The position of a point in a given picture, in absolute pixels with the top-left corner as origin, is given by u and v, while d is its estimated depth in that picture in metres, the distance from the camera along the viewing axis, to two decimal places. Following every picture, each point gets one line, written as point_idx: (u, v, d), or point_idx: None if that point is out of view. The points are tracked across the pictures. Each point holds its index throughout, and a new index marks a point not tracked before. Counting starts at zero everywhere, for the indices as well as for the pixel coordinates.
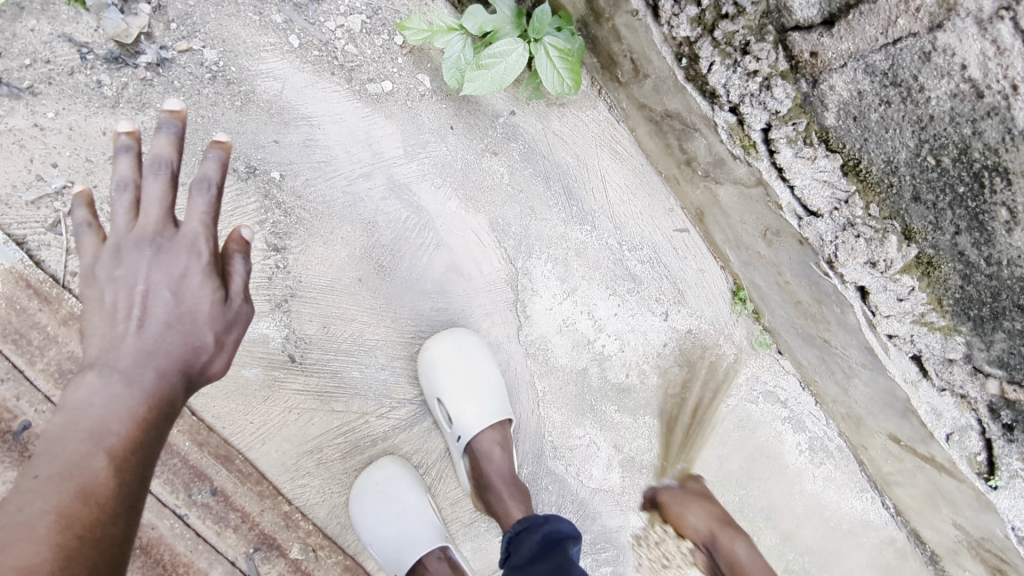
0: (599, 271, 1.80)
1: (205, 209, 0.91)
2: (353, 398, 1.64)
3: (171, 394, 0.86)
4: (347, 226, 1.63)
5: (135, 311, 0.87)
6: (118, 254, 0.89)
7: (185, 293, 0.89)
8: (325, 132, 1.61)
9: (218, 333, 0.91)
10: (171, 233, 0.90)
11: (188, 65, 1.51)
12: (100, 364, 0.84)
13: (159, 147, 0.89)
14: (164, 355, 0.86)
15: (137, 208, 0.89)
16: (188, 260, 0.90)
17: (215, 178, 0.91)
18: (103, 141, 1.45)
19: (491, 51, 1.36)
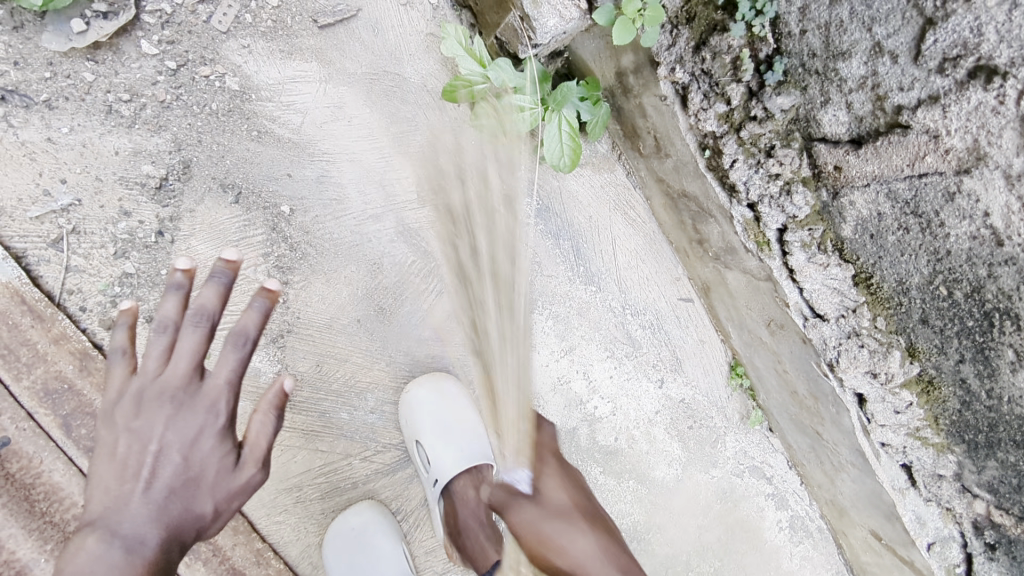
0: (599, 332, 1.79)
1: (233, 365, 0.91)
2: (339, 438, 1.63)
3: (164, 567, 0.83)
4: (351, 267, 1.62)
5: (145, 472, 0.85)
6: (139, 401, 0.88)
7: (196, 458, 0.88)
8: (340, 170, 1.59)
9: (220, 498, 0.89)
10: (196, 390, 0.89)
11: (208, 91, 1.49)
12: (102, 527, 0.82)
13: (206, 299, 0.90)
14: (165, 523, 0.84)
15: (170, 356, 0.90)
16: (204, 421, 0.89)
17: (253, 334, 0.91)
18: (116, 162, 1.44)
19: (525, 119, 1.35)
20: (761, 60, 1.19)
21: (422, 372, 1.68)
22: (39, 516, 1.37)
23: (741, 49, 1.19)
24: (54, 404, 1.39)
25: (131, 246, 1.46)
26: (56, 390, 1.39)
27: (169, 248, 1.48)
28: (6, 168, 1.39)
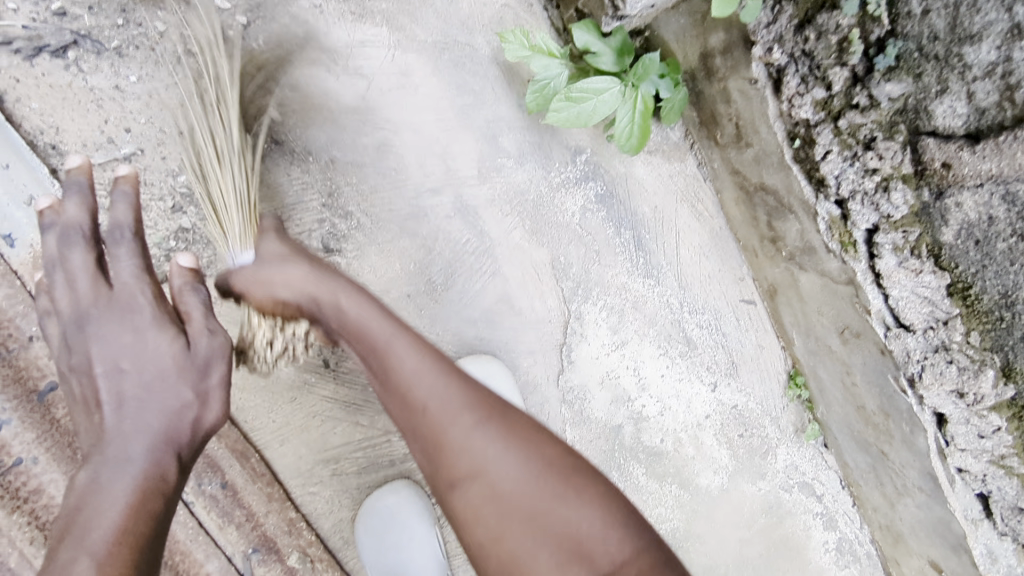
0: (654, 328, 1.71)
1: (130, 261, 1.07)
2: (381, 414, 1.60)
3: (161, 458, 0.98)
4: (404, 240, 1.57)
5: (103, 398, 1.01)
6: (71, 339, 1.04)
7: (147, 360, 1.03)
8: (402, 140, 1.55)
9: (190, 384, 1.04)
10: (106, 297, 1.04)
11: (277, 49, 1.46)
12: (91, 460, 0.96)
13: (70, 212, 1.06)
14: (147, 426, 0.99)
15: (69, 280, 1.04)
16: (129, 322, 1.04)
17: (125, 221, 1.06)
18: (181, 114, 1.41)
19: (589, 82, 1.27)
20: (872, 43, 1.11)
21: (467, 355, 1.64)
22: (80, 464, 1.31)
23: (851, 29, 1.11)
24: None
25: (188, 202, 1.43)
26: None
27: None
28: (71, 113, 1.36)
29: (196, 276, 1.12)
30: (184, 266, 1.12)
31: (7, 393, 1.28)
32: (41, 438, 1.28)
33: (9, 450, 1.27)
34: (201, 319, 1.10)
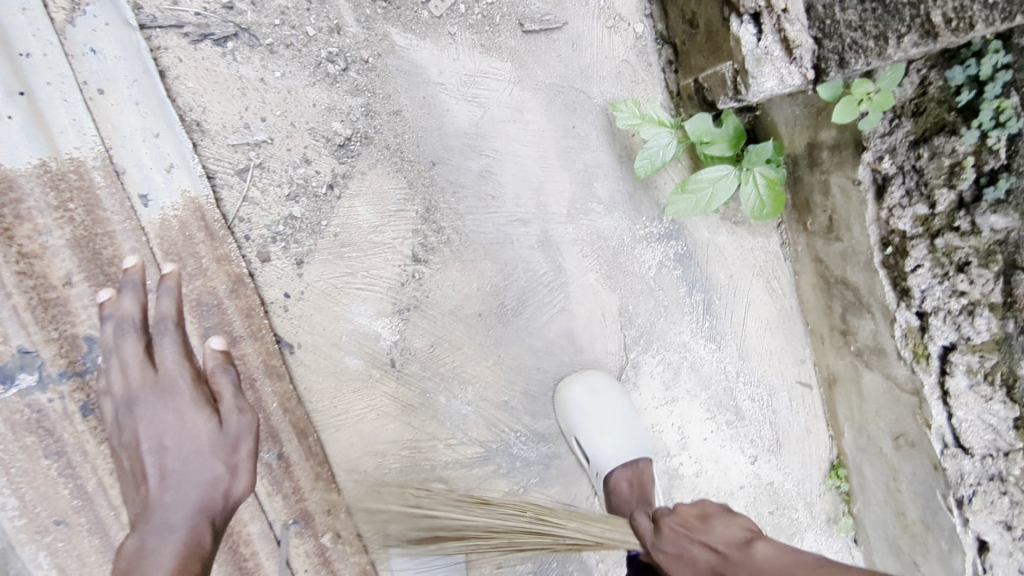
0: (706, 391, 1.75)
1: (171, 347, 1.12)
2: (431, 420, 1.68)
3: (198, 534, 1.00)
4: (486, 263, 1.66)
5: (150, 472, 1.04)
6: (120, 420, 1.09)
7: (184, 435, 1.06)
8: (503, 170, 1.64)
9: (223, 457, 1.07)
10: (152, 381, 1.09)
11: (408, 67, 1.57)
12: (137, 527, 1.00)
13: (126, 306, 1.13)
14: (186, 503, 1.02)
15: (123, 366, 1.10)
16: (172, 403, 1.08)
17: (170, 314, 1.14)
18: (312, 113, 1.54)
19: (702, 174, 1.36)
20: (984, 173, 1.13)
21: (570, 371, 1.73)
22: None
23: (966, 156, 1.14)
24: (202, 316, 1.44)
25: (302, 192, 1.55)
26: (207, 304, 1.44)
27: (334, 202, 1.57)
28: (219, 95, 1.49)
29: (226, 357, 1.19)
30: (218, 349, 1.19)
31: None
32: None
33: None
34: (231, 398, 1.13)
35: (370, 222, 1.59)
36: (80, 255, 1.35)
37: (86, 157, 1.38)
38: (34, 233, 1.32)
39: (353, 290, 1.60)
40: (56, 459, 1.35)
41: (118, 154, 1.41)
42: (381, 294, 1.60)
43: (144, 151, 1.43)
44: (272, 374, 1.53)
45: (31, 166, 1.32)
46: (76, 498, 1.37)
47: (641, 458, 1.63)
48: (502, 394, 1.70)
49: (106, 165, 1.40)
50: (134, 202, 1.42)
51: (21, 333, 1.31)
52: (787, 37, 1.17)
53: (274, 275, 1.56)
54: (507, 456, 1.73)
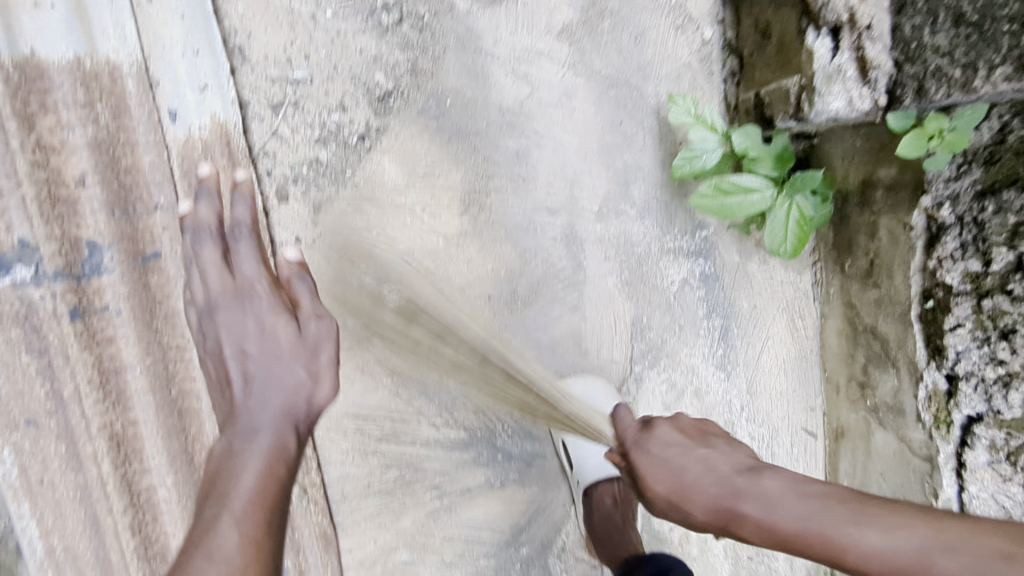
0: (707, 420, 1.69)
1: (249, 257, 1.28)
2: (419, 395, 1.63)
3: (281, 435, 1.14)
4: (505, 246, 1.60)
5: (234, 376, 1.19)
6: (202, 326, 1.25)
7: (265, 339, 1.21)
8: (541, 154, 1.58)
9: (304, 363, 1.21)
10: (232, 288, 1.24)
11: (462, 31, 1.52)
12: (226, 430, 1.14)
13: (202, 214, 1.27)
14: (271, 405, 1.16)
15: (203, 273, 1.25)
16: (254, 309, 1.24)
17: (245, 222, 1.30)
18: (357, 61, 1.49)
19: (739, 177, 1.29)
20: None
21: (570, 373, 1.66)
22: (153, 331, 1.41)
23: None
24: None
25: (332, 138, 1.51)
26: None
27: (364, 155, 1.52)
28: (267, 26, 1.46)
29: (300, 266, 1.33)
30: (291, 259, 1.32)
31: (119, 245, 1.36)
32: (132, 296, 1.38)
33: (100, 296, 1.36)
34: (309, 307, 1.28)
35: (396, 182, 1.54)
36: (98, 158, 1.32)
37: (122, 62, 1.34)
38: (56, 127, 1.29)
39: (365, 248, 1.55)
40: (37, 358, 1.32)
41: (154, 64, 1.36)
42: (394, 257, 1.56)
43: (181, 66, 1.39)
44: None
45: (65, 61, 1.29)
46: (50, 402, 1.34)
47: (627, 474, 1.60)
48: None
49: (141, 75, 1.36)
50: (163, 116, 1.38)
51: (24, 224, 1.28)
52: (865, 56, 1.10)
53: (289, 217, 1.51)
54: (491, 446, 1.68)
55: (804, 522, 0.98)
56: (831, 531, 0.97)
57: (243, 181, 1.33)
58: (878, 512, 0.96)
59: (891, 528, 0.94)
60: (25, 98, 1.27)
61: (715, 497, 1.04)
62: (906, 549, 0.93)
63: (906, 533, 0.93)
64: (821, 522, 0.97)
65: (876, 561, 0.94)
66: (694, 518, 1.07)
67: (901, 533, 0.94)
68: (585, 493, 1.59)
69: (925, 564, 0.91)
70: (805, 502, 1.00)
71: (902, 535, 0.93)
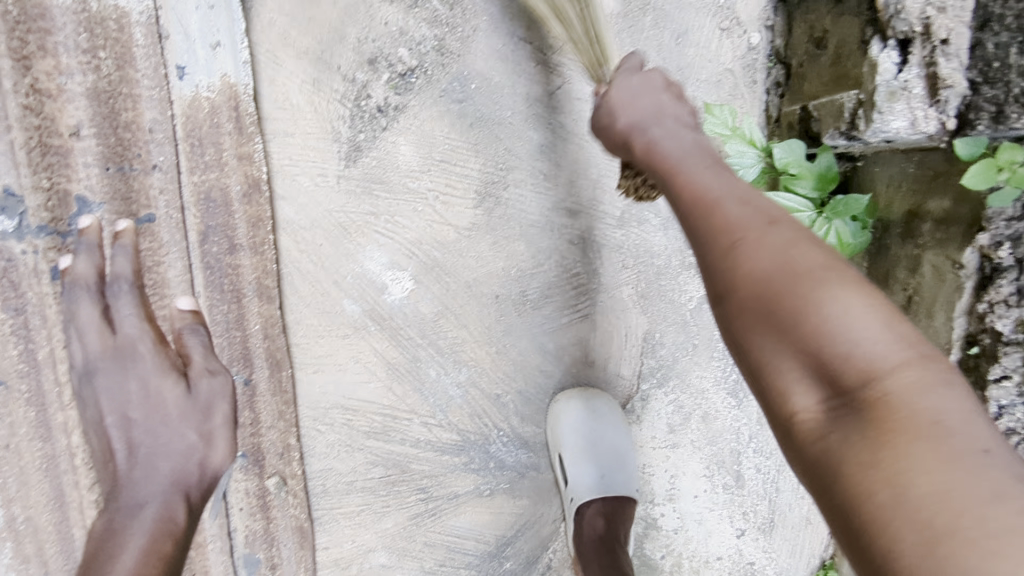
0: (711, 447, 1.63)
1: (130, 311, 1.19)
2: (414, 392, 1.54)
3: (169, 511, 1.10)
4: (519, 244, 1.52)
5: (116, 445, 1.14)
6: (82, 390, 1.18)
7: (153, 399, 1.16)
8: (565, 151, 1.49)
9: (195, 425, 1.18)
10: (112, 349, 1.16)
11: (495, 11, 1.43)
12: (108, 506, 1.11)
13: (80, 269, 1.18)
14: (160, 476, 1.13)
15: (82, 335, 1.17)
16: (136, 368, 1.17)
17: (126, 275, 1.19)
18: (382, 32, 1.40)
19: (776, 196, 1.21)
20: None
21: (573, 386, 1.59)
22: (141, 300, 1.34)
23: None
24: (207, 213, 1.36)
25: (347, 113, 1.42)
26: (214, 201, 1.35)
27: (378, 134, 1.43)
28: None
29: (195, 314, 1.26)
30: (184, 310, 1.25)
31: (110, 204, 1.28)
32: None
33: None
34: (201, 361, 1.22)
35: (410, 165, 1.45)
36: (96, 109, 1.25)
37: (131, 9, 1.26)
38: (54, 71, 1.21)
39: (371, 231, 1.47)
40: (14, 315, 1.25)
41: (165, 15, 1.28)
42: (401, 245, 1.48)
43: (193, 19, 1.30)
44: (263, 295, 1.42)
45: (69, 1, 1.21)
46: (23, 363, 1.27)
47: (623, 494, 1.52)
48: (497, 387, 1.57)
49: (150, 24, 1.28)
50: (169, 71, 1.30)
51: (12, 174, 1.20)
52: (937, 73, 1.00)
53: (296, 192, 1.43)
54: (484, 452, 1.59)
55: (781, 271, 0.72)
56: (792, 270, 0.72)
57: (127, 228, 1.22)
58: (897, 315, 0.69)
59: (919, 352, 0.67)
60: (23, 38, 1.19)
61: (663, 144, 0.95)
62: (890, 356, 0.66)
63: (902, 362, 0.66)
64: (716, 200, 0.82)
65: (857, 362, 0.67)
66: (656, 145, 0.95)
67: (905, 357, 0.66)
68: (576, 513, 1.50)
69: (931, 416, 0.62)
70: (816, 254, 0.74)
71: (906, 373, 0.65)
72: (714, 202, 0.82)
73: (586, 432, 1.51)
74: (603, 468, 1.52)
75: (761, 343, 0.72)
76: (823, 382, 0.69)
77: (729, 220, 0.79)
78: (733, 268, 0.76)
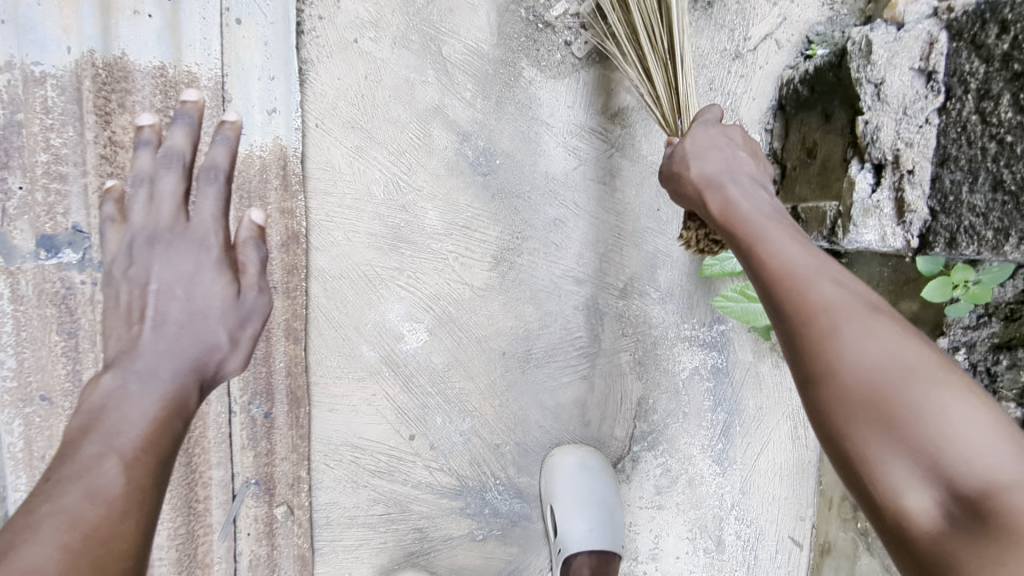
0: (696, 510, 1.72)
1: (212, 203, 1.08)
2: (420, 437, 1.66)
3: (181, 391, 0.95)
4: (529, 306, 1.65)
5: (148, 312, 0.99)
6: (130, 252, 1.03)
7: (199, 290, 1.02)
8: (576, 225, 1.64)
9: (229, 326, 1.02)
10: (183, 227, 1.04)
11: (523, 98, 1.60)
12: (118, 366, 0.94)
13: (177, 140, 1.08)
14: (177, 357, 0.97)
15: (153, 200, 1.05)
16: (197, 257, 1.03)
17: (223, 166, 1.10)
18: (421, 111, 1.56)
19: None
20: None
21: (569, 442, 1.69)
22: None
23: None
24: None
25: (383, 178, 1.57)
26: None
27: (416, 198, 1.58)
28: (341, 63, 1.52)
29: (261, 232, 1.12)
30: (254, 222, 1.11)
31: None
32: None
33: None
34: (255, 274, 1.08)
35: (434, 228, 1.60)
36: None
37: (203, 75, 1.42)
38: (129, 126, 1.37)
39: (394, 284, 1.60)
40: (66, 338, 1.38)
41: (231, 83, 1.45)
42: (419, 299, 1.61)
43: (255, 89, 1.47)
44: (289, 335, 1.55)
45: (150, 66, 1.37)
46: (68, 382, 1.40)
47: (610, 545, 1.61)
48: (497, 437, 1.68)
49: (217, 89, 1.44)
50: None
51: (82, 211, 1.35)
52: (904, 199, 1.07)
53: (329, 244, 1.57)
54: (480, 498, 1.69)
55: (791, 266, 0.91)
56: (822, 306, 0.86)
57: (233, 121, 1.12)
58: (921, 352, 0.80)
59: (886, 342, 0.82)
60: (106, 96, 1.34)
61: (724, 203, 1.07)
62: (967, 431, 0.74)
63: (897, 364, 0.80)
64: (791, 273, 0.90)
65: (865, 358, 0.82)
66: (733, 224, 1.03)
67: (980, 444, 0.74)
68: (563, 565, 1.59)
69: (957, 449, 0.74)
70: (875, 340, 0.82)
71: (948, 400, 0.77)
72: (750, 215, 1.02)
73: (575, 489, 1.59)
74: (592, 524, 1.60)
75: (845, 329, 0.84)
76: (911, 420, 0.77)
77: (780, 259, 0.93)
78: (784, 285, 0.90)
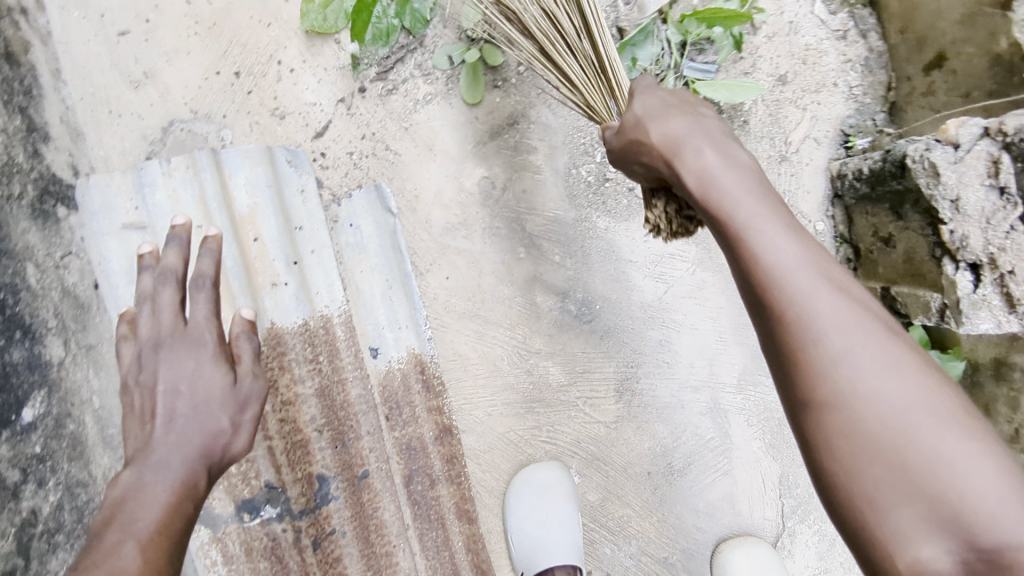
0: (860, 564, 1.81)
1: (205, 305, 1.18)
2: (597, 570, 1.79)
3: (190, 477, 1.04)
4: (659, 425, 1.77)
5: (158, 412, 1.09)
6: (141, 360, 1.14)
7: (199, 385, 1.12)
8: (680, 340, 1.77)
9: (230, 412, 1.13)
10: (181, 331, 1.15)
11: (602, 241, 1.73)
12: (136, 461, 1.04)
13: (171, 259, 1.19)
14: (186, 447, 1.06)
15: (156, 313, 1.17)
16: (196, 355, 1.14)
17: (209, 273, 1.20)
18: (523, 285, 1.72)
19: None
20: None
21: (730, 536, 1.79)
22: (370, 545, 1.52)
23: None
24: (409, 459, 1.63)
25: (510, 353, 1.73)
26: (414, 448, 1.64)
27: (523, 317, 1.73)
28: (444, 267, 1.70)
29: (252, 325, 1.24)
30: (244, 317, 1.24)
31: (341, 474, 1.51)
32: (355, 516, 1.51)
33: (328, 521, 1.48)
34: (250, 362, 1.20)
35: (559, 381, 1.74)
36: (323, 403, 1.50)
37: (332, 313, 1.55)
38: (292, 382, 1.47)
39: (538, 441, 1.75)
40: None
41: (357, 312, 1.61)
42: (565, 448, 1.75)
43: (381, 313, 1.63)
44: (464, 517, 1.67)
45: (296, 326, 1.49)
46: None
47: None
48: (663, 550, 1.79)
49: (347, 321, 1.56)
50: (365, 353, 1.61)
51: (271, 470, 1.43)
52: (1011, 294, 1.25)
53: (474, 423, 1.73)
54: None
55: (898, 423, 0.79)
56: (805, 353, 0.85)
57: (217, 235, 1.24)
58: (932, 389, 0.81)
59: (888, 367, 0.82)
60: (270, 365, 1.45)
61: (772, 260, 0.90)
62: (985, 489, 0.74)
63: (927, 397, 0.80)
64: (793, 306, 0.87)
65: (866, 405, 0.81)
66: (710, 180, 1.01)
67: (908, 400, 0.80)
68: None
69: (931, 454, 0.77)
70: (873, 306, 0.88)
71: (956, 445, 0.76)
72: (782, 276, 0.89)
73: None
74: None
75: (883, 493, 0.77)
76: (942, 528, 0.74)
77: (864, 405, 0.81)
78: (853, 445, 0.80)
